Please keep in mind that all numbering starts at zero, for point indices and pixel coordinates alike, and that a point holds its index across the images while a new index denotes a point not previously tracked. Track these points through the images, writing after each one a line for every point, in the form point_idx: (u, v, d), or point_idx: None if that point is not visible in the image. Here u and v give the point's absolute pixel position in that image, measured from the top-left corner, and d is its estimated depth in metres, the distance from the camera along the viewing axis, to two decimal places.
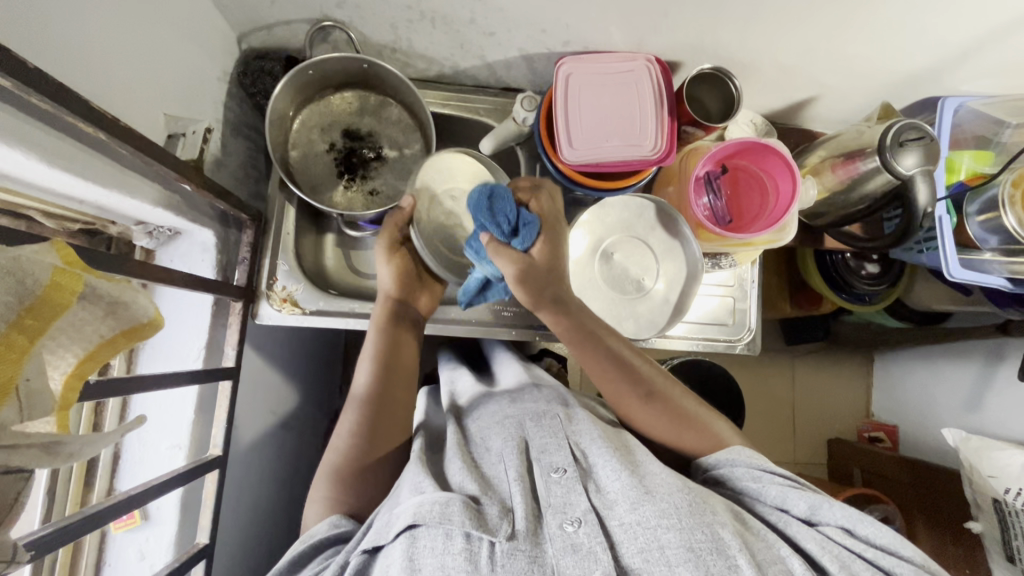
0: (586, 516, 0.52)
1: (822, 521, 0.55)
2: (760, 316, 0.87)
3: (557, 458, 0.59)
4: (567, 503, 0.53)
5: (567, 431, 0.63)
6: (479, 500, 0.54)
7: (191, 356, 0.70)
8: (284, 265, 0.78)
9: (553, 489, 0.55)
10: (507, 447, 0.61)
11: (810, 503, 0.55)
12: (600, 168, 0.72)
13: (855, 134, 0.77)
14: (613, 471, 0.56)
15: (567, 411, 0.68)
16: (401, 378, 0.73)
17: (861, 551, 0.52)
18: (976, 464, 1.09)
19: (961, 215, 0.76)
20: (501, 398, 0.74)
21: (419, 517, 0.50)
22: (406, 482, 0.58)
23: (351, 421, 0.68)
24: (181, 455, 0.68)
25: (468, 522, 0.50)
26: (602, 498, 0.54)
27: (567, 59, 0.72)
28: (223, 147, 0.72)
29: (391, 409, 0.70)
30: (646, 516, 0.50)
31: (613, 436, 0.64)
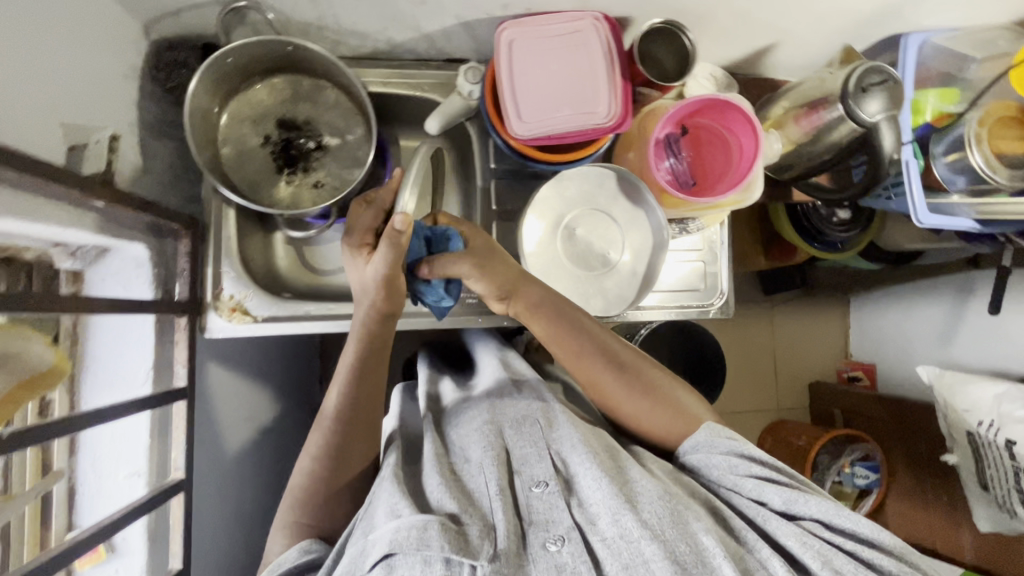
0: (570, 533, 0.53)
1: (799, 513, 0.55)
2: (732, 278, 0.86)
3: (538, 471, 0.60)
4: (550, 520, 0.55)
5: (547, 438, 0.64)
6: (459, 520, 0.54)
7: (140, 380, 0.66)
8: (229, 272, 0.73)
9: (535, 505, 0.56)
10: (488, 458, 0.60)
11: (786, 497, 0.56)
12: (553, 140, 0.68)
13: (816, 83, 0.73)
14: (594, 480, 0.56)
15: (546, 414, 0.68)
16: (375, 389, 0.68)
17: (839, 544, 0.53)
18: (949, 400, 1.11)
19: (927, 157, 0.74)
20: (480, 403, 0.72)
21: (394, 544, 0.50)
22: (382, 502, 0.56)
23: (322, 437, 0.65)
24: (142, 482, 0.65)
25: (447, 546, 0.50)
26: (584, 512, 0.55)
27: (508, 23, 0.66)
28: (142, 153, 0.66)
29: (361, 422, 0.66)
30: (628, 529, 0.51)
31: (596, 438, 0.64)
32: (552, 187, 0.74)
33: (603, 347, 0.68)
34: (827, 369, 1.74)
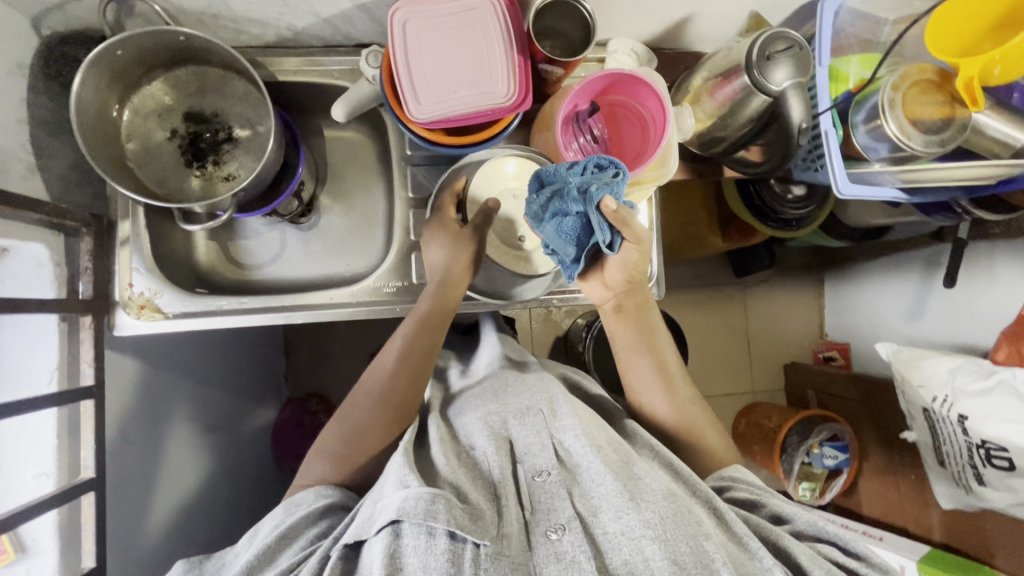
0: (570, 522, 0.53)
1: (814, 536, 0.59)
2: (662, 260, 0.84)
3: (540, 460, 0.60)
4: (551, 509, 0.55)
5: (550, 427, 0.63)
6: (464, 497, 0.55)
7: (44, 380, 0.64)
8: (139, 267, 0.73)
9: (539, 493, 0.57)
10: (492, 446, 0.61)
11: (806, 520, 0.60)
12: (454, 122, 0.66)
13: (725, 52, 0.71)
14: (598, 475, 0.56)
15: (551, 404, 0.66)
16: (423, 361, 0.69)
17: (851, 565, 0.56)
18: (906, 375, 1.07)
19: (848, 126, 0.72)
20: (484, 392, 0.70)
21: (402, 512, 0.51)
22: (392, 474, 0.58)
23: (371, 389, 0.68)
24: (50, 481, 0.65)
25: (453, 521, 0.51)
26: (587, 503, 0.55)
27: (400, 4, 0.64)
28: (37, 151, 0.65)
29: (400, 391, 0.68)
30: (631, 526, 0.52)
31: (600, 430, 0.64)
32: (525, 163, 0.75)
33: (660, 350, 0.75)
34: (804, 350, 1.71)
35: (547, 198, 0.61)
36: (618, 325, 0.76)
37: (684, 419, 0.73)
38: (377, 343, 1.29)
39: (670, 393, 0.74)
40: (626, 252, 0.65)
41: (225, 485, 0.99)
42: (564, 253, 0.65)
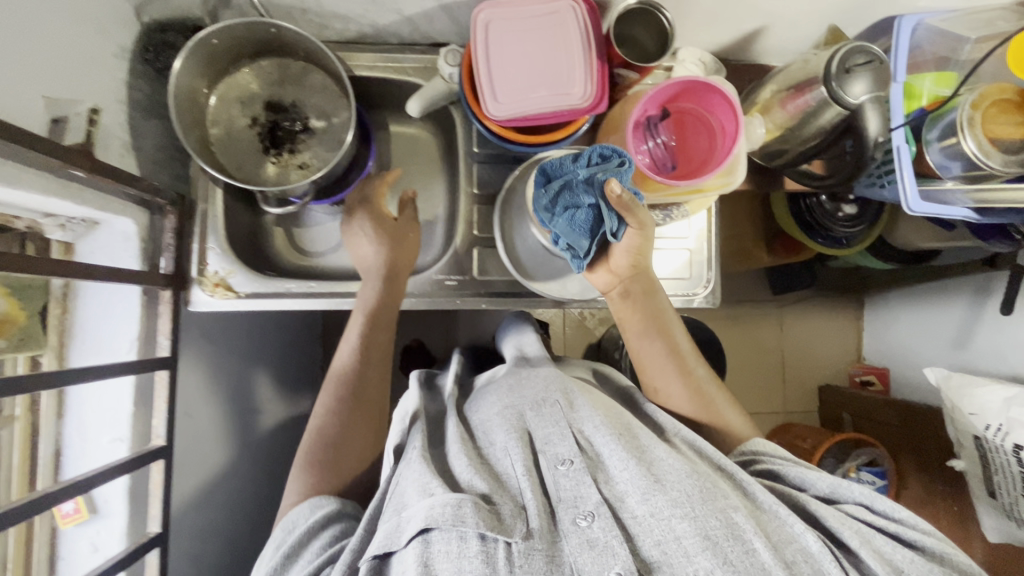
0: (599, 509, 0.53)
1: (841, 498, 0.59)
2: (719, 267, 0.84)
3: (562, 449, 0.58)
4: (578, 497, 0.54)
5: (568, 418, 0.62)
6: (491, 499, 0.54)
7: (124, 349, 0.68)
8: (215, 248, 0.75)
9: (563, 483, 0.56)
10: (512, 440, 0.60)
11: (829, 483, 0.60)
12: (528, 122, 0.68)
13: (801, 65, 0.71)
14: (620, 459, 0.56)
15: (567, 395, 0.65)
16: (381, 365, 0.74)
17: (882, 525, 0.55)
18: (957, 402, 1.06)
19: (920, 143, 0.71)
20: (501, 386, 0.71)
21: (431, 520, 0.51)
22: (411, 481, 0.57)
23: (334, 391, 0.70)
24: (124, 446, 0.68)
25: (481, 524, 0.51)
26: (612, 489, 0.55)
27: (484, 5, 0.67)
28: (132, 130, 0.68)
29: (371, 388, 0.71)
30: (658, 507, 0.52)
31: (615, 417, 0.63)
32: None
33: (670, 334, 0.74)
34: (839, 372, 1.68)
35: (556, 194, 0.63)
36: (624, 312, 0.74)
37: (698, 394, 0.72)
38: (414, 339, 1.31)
39: (685, 376, 0.73)
40: (632, 237, 0.66)
41: (266, 468, 1.00)
42: (578, 247, 0.65)
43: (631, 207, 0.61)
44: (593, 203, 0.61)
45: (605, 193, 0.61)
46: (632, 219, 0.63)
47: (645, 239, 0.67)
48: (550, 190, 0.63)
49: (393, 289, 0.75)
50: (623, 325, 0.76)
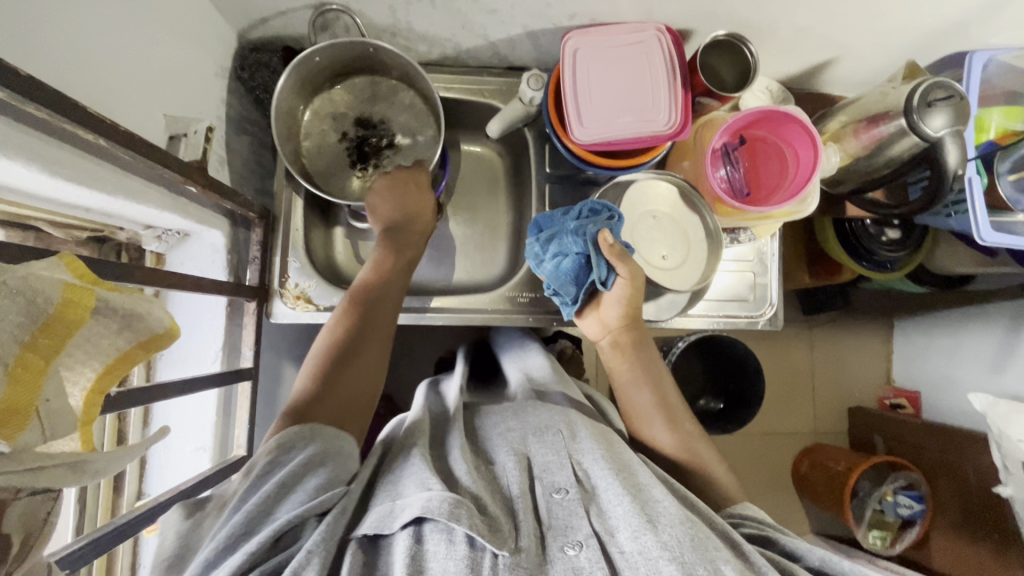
0: (588, 539, 0.50)
1: (834, 572, 0.52)
2: (782, 290, 0.85)
3: (559, 478, 0.56)
4: (569, 526, 0.51)
5: (570, 448, 0.60)
6: (484, 509, 0.51)
7: (210, 359, 0.69)
8: (295, 262, 0.77)
9: (556, 511, 0.53)
10: (511, 462, 0.58)
11: (820, 553, 0.53)
12: (612, 146, 0.69)
13: (877, 96, 0.73)
14: (616, 495, 0.53)
15: (570, 426, 0.64)
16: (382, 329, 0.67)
17: None
18: (1004, 429, 1.07)
19: (991, 176, 0.73)
20: (505, 410, 0.69)
21: (427, 511, 0.47)
22: (412, 473, 0.54)
23: (329, 339, 0.64)
24: (206, 455, 0.69)
25: (476, 528, 0.47)
26: (604, 523, 0.52)
27: (573, 33, 0.69)
28: (226, 145, 0.71)
29: (366, 358, 0.64)
30: (648, 546, 0.48)
31: (618, 454, 0.61)
32: (675, 190, 0.75)
33: (662, 381, 0.73)
34: (868, 395, 1.65)
35: (547, 239, 0.69)
36: (614, 361, 0.74)
37: (686, 445, 0.69)
38: None
39: (672, 426, 0.70)
40: (622, 288, 0.68)
41: None
42: (566, 293, 0.71)
43: (621, 256, 0.66)
44: (581, 250, 0.67)
45: (595, 240, 0.66)
46: (622, 270, 0.67)
47: (635, 290, 0.70)
48: (542, 236, 0.70)
49: (388, 270, 0.71)
50: (613, 370, 0.75)
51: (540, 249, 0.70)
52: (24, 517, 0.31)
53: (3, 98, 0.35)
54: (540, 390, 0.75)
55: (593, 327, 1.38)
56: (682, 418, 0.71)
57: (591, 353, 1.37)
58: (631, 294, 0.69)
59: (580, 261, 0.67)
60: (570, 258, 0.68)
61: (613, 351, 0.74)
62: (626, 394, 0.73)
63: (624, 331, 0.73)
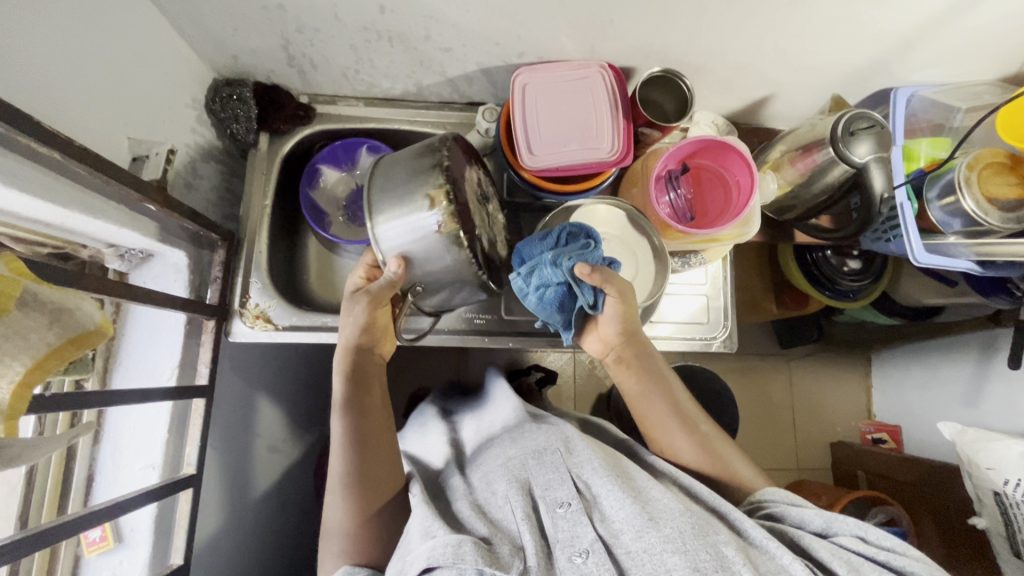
0: (593, 545, 0.52)
1: (836, 532, 0.58)
2: (736, 313, 0.88)
3: (560, 492, 0.58)
4: (574, 536, 0.54)
5: (568, 463, 0.61)
6: (490, 541, 0.54)
7: (165, 375, 0.70)
8: (257, 283, 0.79)
9: (560, 525, 0.55)
10: (512, 489, 0.59)
11: (823, 517, 0.59)
12: (561, 172, 0.74)
13: (808, 128, 0.78)
14: (617, 499, 0.55)
15: (568, 443, 0.65)
16: (376, 409, 0.73)
17: (873, 556, 0.54)
18: (973, 457, 1.02)
19: (922, 202, 0.77)
20: (503, 439, 0.70)
21: (433, 560, 0.51)
22: (417, 527, 0.58)
23: (341, 379, 0.72)
24: (155, 473, 0.68)
25: (480, 560, 0.50)
26: (608, 527, 0.54)
27: (522, 70, 0.74)
28: (195, 170, 0.75)
29: (372, 391, 0.73)
30: (651, 543, 0.51)
31: (612, 461, 0.63)
32: (626, 215, 0.78)
33: (671, 388, 0.76)
34: (853, 430, 1.60)
35: (529, 271, 0.69)
36: (626, 379, 0.77)
37: (706, 447, 0.72)
38: (419, 385, 1.29)
39: (690, 431, 0.73)
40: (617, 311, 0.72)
41: (279, 511, 0.99)
42: (556, 319, 0.73)
43: (607, 278, 0.68)
44: (563, 280, 0.67)
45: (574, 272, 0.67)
46: (612, 292, 0.70)
47: (629, 307, 0.72)
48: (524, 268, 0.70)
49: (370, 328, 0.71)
50: (623, 384, 0.78)
51: (524, 282, 0.69)
52: None
53: None
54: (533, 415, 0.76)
55: (569, 358, 1.38)
56: (697, 421, 0.74)
57: (568, 384, 1.37)
58: (625, 312, 0.72)
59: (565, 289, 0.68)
60: (555, 288, 0.68)
61: (624, 375, 0.77)
62: (647, 418, 0.76)
63: (630, 356, 0.76)
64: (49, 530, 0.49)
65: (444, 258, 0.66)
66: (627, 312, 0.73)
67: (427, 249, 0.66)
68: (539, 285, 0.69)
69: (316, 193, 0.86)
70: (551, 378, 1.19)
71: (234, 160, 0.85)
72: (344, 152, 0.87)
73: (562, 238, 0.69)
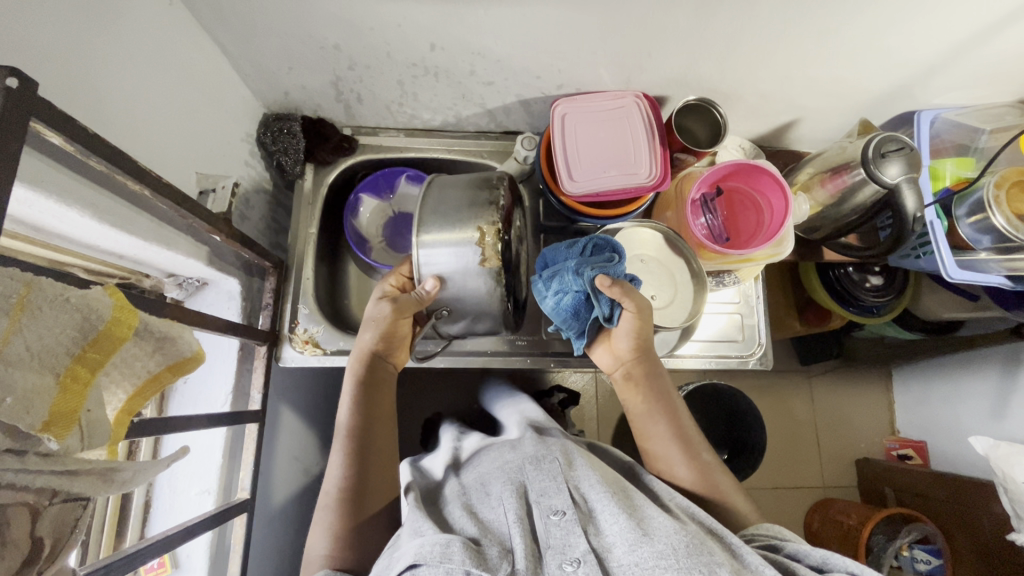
0: (586, 556, 0.51)
1: (833, 568, 0.53)
2: (769, 330, 0.89)
3: (556, 500, 0.57)
4: (567, 544, 0.52)
5: (568, 474, 0.61)
6: (479, 542, 0.53)
7: (219, 401, 0.72)
8: (304, 309, 0.81)
9: (553, 532, 0.54)
10: (507, 491, 0.59)
11: (822, 552, 0.55)
12: (601, 197, 0.76)
13: (837, 150, 0.81)
14: (612, 514, 0.54)
15: (567, 456, 0.65)
16: (384, 419, 0.72)
17: None
18: (1008, 472, 0.99)
19: (951, 219, 0.79)
20: (501, 447, 0.70)
21: (419, 557, 0.49)
22: (407, 526, 0.57)
23: (354, 381, 0.72)
24: (210, 499, 0.69)
25: (468, 560, 0.49)
26: (601, 541, 0.53)
27: (561, 101, 0.78)
28: (247, 201, 0.78)
29: (383, 400, 0.73)
30: (644, 557, 0.49)
31: (611, 477, 0.62)
32: (660, 236, 0.81)
33: (677, 412, 0.75)
34: (875, 447, 1.55)
35: (551, 276, 0.72)
36: (631, 396, 0.77)
37: (704, 475, 0.70)
38: (437, 408, 1.27)
39: (690, 455, 0.71)
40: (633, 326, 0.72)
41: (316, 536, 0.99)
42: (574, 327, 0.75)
43: (624, 291, 0.70)
44: (582, 288, 0.69)
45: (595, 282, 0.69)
46: (630, 306, 0.71)
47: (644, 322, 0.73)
48: (546, 273, 0.73)
49: (389, 339, 0.73)
50: (630, 402, 0.78)
51: (545, 283, 0.73)
52: (55, 518, 0.34)
53: (71, 151, 0.41)
54: (537, 427, 0.76)
55: (592, 378, 1.39)
56: (699, 449, 0.72)
57: (591, 405, 1.37)
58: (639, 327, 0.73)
59: (582, 297, 0.70)
60: (572, 294, 0.70)
61: (629, 392, 0.77)
62: (648, 436, 0.75)
63: (639, 371, 0.77)
64: (130, 556, 0.49)
65: (473, 284, 0.68)
66: (643, 326, 0.73)
67: (464, 275, 0.68)
68: (557, 288, 0.71)
69: (358, 221, 0.90)
70: (575, 399, 1.19)
71: (279, 189, 0.88)
72: (385, 181, 0.90)
73: (590, 248, 0.72)
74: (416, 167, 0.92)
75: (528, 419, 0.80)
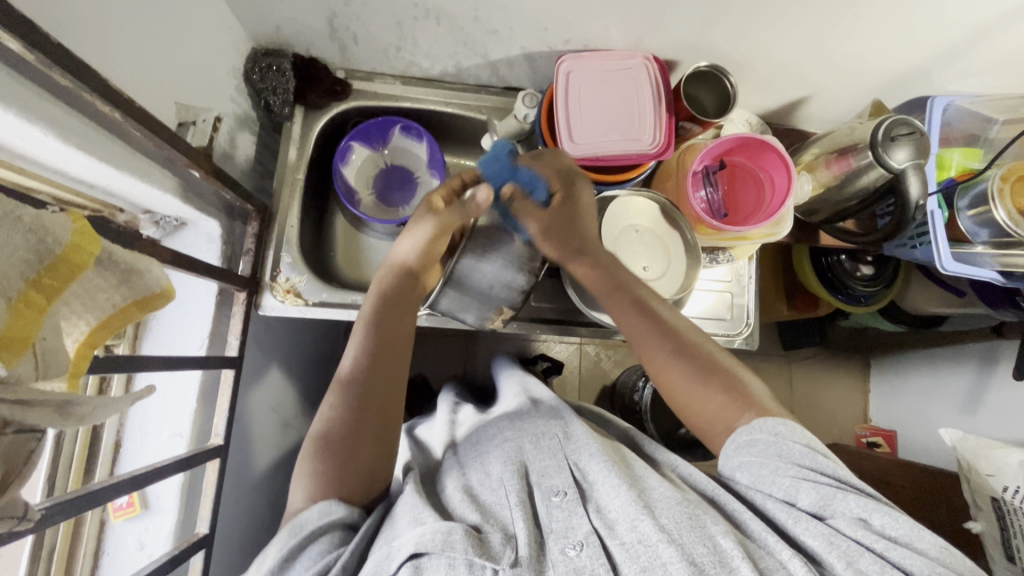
0: (588, 538, 0.51)
1: (832, 513, 0.52)
2: (758, 310, 0.89)
3: (556, 480, 0.58)
4: (569, 527, 0.53)
5: (566, 449, 0.62)
6: (481, 529, 0.53)
7: (195, 344, 0.69)
8: (287, 257, 0.79)
9: (555, 515, 0.55)
10: (507, 472, 0.59)
11: (821, 493, 0.52)
12: (599, 162, 0.74)
13: (846, 132, 0.79)
14: (613, 487, 0.54)
15: (565, 428, 0.65)
16: (389, 376, 0.66)
17: (870, 544, 0.48)
18: (974, 463, 0.99)
19: (952, 210, 0.77)
20: (501, 421, 0.71)
21: (421, 545, 0.49)
22: (405, 513, 0.56)
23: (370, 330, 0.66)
24: (182, 442, 0.68)
25: (470, 550, 0.49)
26: (603, 518, 0.53)
27: (567, 57, 0.75)
28: (231, 139, 0.74)
29: (392, 359, 0.66)
30: (646, 534, 0.49)
31: (611, 448, 0.63)
32: (657, 206, 0.79)
33: (661, 316, 0.68)
34: (847, 433, 1.58)
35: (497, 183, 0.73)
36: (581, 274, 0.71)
37: (724, 382, 0.63)
38: (419, 368, 1.26)
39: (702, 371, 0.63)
40: (522, 211, 0.69)
41: (288, 487, 0.98)
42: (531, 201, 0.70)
43: (538, 158, 0.72)
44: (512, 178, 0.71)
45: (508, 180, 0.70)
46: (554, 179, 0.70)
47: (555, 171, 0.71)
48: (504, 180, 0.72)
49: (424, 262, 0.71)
50: (597, 293, 0.71)
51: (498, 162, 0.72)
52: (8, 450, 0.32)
53: (32, 61, 0.38)
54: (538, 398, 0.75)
55: (577, 349, 1.39)
56: (707, 356, 0.65)
57: (574, 376, 1.37)
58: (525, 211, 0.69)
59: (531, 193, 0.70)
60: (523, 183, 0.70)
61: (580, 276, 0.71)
62: (632, 341, 0.68)
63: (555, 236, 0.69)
64: (97, 490, 0.48)
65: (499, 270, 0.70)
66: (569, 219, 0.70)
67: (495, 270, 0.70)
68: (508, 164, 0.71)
69: (348, 171, 0.86)
70: (558, 367, 1.19)
71: (266, 131, 0.84)
72: (378, 131, 0.87)
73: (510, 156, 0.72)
74: (412, 118, 0.88)
75: (526, 391, 0.78)
